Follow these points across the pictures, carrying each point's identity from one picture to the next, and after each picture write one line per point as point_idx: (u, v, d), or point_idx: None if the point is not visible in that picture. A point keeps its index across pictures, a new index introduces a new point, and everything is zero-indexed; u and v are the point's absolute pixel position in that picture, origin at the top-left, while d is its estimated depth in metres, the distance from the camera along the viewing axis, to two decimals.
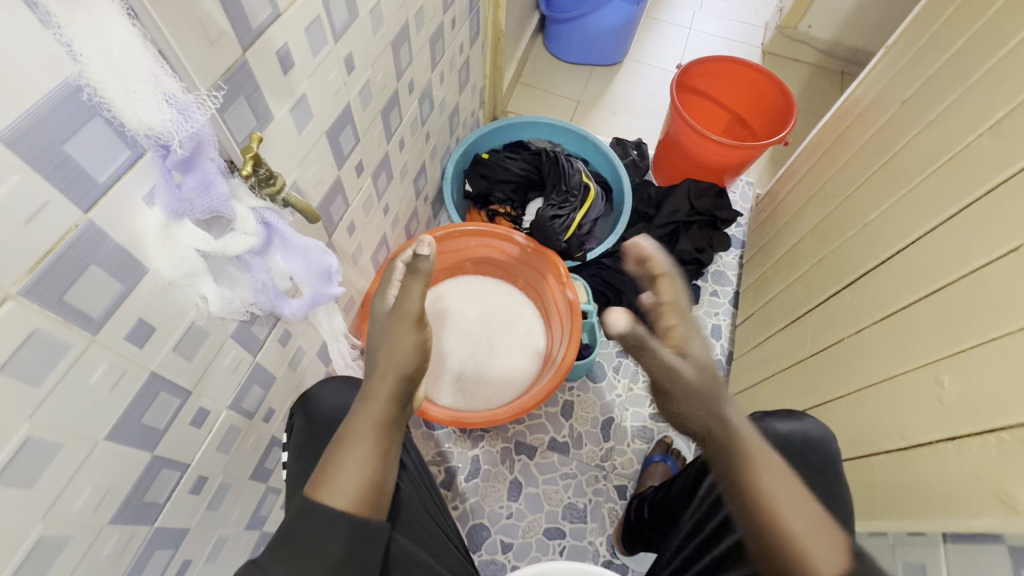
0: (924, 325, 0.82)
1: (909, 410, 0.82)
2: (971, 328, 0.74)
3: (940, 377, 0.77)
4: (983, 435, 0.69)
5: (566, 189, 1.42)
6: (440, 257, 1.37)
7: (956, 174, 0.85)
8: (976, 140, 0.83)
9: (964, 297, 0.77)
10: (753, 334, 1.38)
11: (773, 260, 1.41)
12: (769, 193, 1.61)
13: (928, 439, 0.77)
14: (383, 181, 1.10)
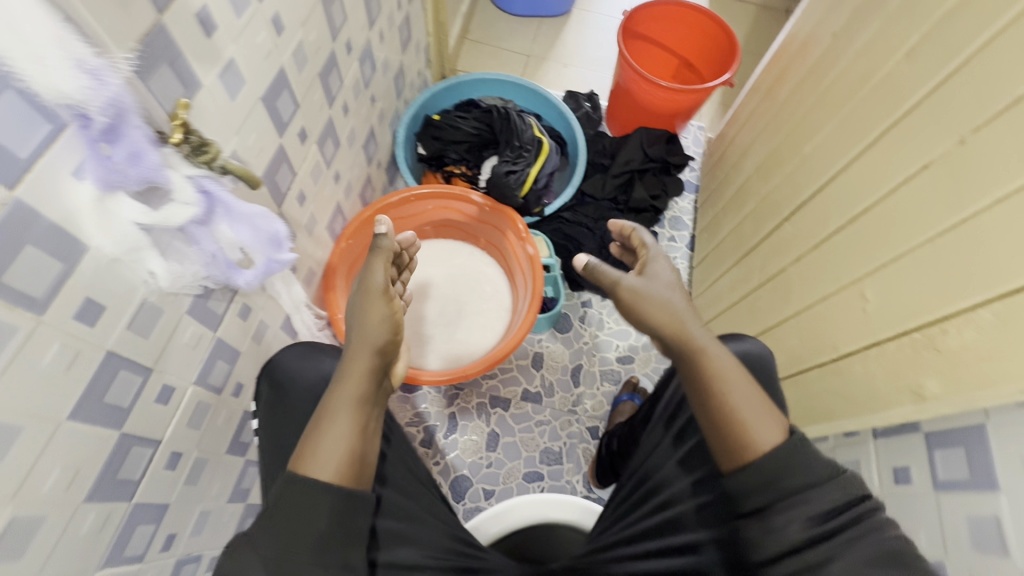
0: (852, 247, 0.88)
1: (840, 325, 0.89)
2: (890, 245, 0.80)
3: (863, 291, 0.84)
4: (897, 339, 0.77)
5: (520, 145, 1.41)
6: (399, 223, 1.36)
7: (877, 100, 0.89)
8: (894, 67, 0.87)
9: (885, 216, 0.82)
10: (708, 273, 1.45)
11: (723, 200, 1.46)
12: (718, 136, 1.65)
13: (857, 347, 0.84)
14: (330, 147, 1.08)
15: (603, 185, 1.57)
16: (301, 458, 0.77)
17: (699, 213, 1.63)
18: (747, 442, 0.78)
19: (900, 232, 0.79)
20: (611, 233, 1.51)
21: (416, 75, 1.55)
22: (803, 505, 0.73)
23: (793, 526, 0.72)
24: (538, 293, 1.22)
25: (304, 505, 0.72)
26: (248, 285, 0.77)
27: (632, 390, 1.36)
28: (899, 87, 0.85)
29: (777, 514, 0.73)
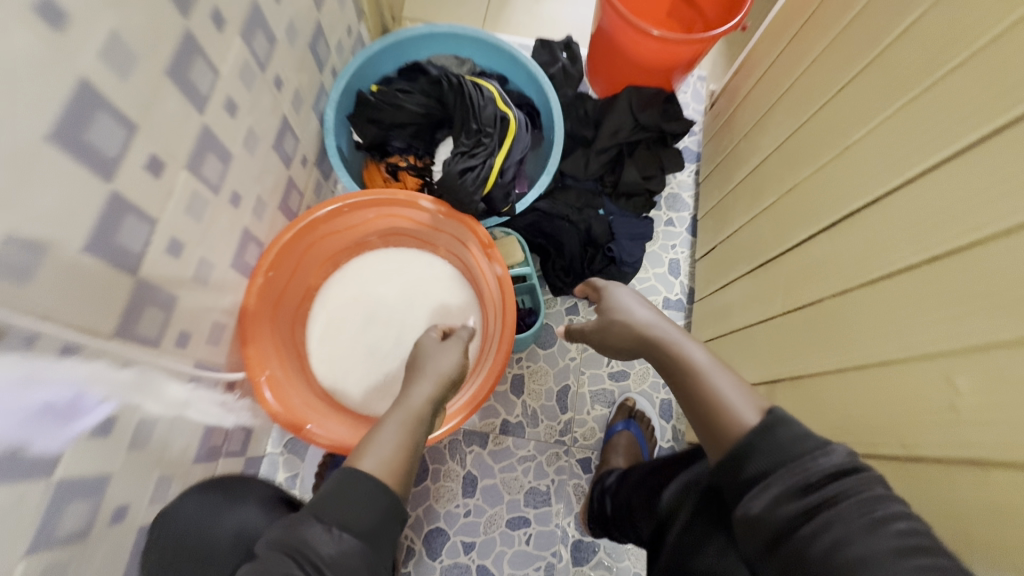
0: (927, 299, 0.62)
1: (905, 408, 0.64)
2: (998, 314, 0.54)
3: (950, 376, 0.58)
4: (1006, 469, 0.51)
5: (477, 128, 1.10)
6: (334, 237, 1.10)
7: (977, 78, 0.60)
8: (1011, 26, 0.57)
9: (986, 267, 0.56)
10: (715, 275, 1.19)
11: (734, 183, 1.17)
12: (727, 92, 1.33)
13: (931, 453, 0.60)
14: (216, 165, 0.79)
15: (586, 164, 1.29)
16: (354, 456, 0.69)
17: (702, 193, 1.35)
18: (723, 427, 0.60)
19: (1007, 302, 0.53)
20: (598, 225, 1.25)
21: (342, 33, 1.21)
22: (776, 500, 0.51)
23: (770, 514, 0.51)
24: (510, 322, 0.99)
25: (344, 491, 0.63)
26: (48, 453, 0.56)
27: (627, 417, 1.19)
28: (1019, 59, 0.55)
29: (744, 502, 0.53)
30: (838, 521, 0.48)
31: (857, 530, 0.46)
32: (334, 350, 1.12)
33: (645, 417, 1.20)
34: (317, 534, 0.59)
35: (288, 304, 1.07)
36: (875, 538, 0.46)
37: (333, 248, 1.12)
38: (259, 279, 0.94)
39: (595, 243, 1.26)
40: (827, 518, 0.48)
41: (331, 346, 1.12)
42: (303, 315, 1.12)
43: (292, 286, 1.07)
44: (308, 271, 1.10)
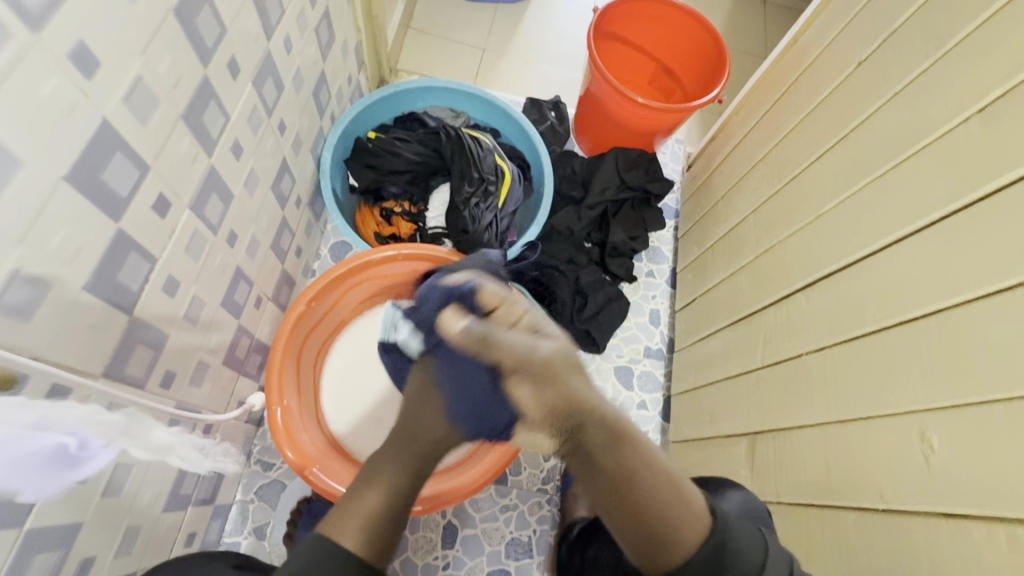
0: (897, 360, 0.66)
1: (884, 462, 0.65)
2: (961, 375, 0.58)
3: (926, 432, 0.61)
4: (977, 517, 0.54)
5: (479, 177, 1.12)
6: (377, 279, 1.10)
7: (940, 167, 0.67)
8: (960, 128, 0.66)
9: (956, 336, 0.60)
10: (693, 327, 1.23)
11: (712, 241, 1.23)
12: (706, 157, 1.42)
13: (913, 509, 0.60)
14: (216, 206, 0.79)
15: (578, 217, 1.34)
16: (331, 521, 0.62)
17: (683, 249, 1.41)
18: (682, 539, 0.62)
19: (968, 366, 0.58)
20: (587, 276, 1.30)
21: (343, 81, 1.25)
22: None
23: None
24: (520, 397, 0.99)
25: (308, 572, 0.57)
26: (44, 496, 0.52)
27: None
28: (978, 157, 0.62)
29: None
30: None
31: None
32: (347, 394, 1.09)
33: None
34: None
35: (318, 334, 1.07)
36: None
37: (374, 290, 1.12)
38: (301, 308, 0.97)
39: (584, 293, 1.29)
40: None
41: (348, 385, 1.09)
42: (327, 347, 1.11)
43: (327, 317, 1.07)
44: (344, 306, 1.10)
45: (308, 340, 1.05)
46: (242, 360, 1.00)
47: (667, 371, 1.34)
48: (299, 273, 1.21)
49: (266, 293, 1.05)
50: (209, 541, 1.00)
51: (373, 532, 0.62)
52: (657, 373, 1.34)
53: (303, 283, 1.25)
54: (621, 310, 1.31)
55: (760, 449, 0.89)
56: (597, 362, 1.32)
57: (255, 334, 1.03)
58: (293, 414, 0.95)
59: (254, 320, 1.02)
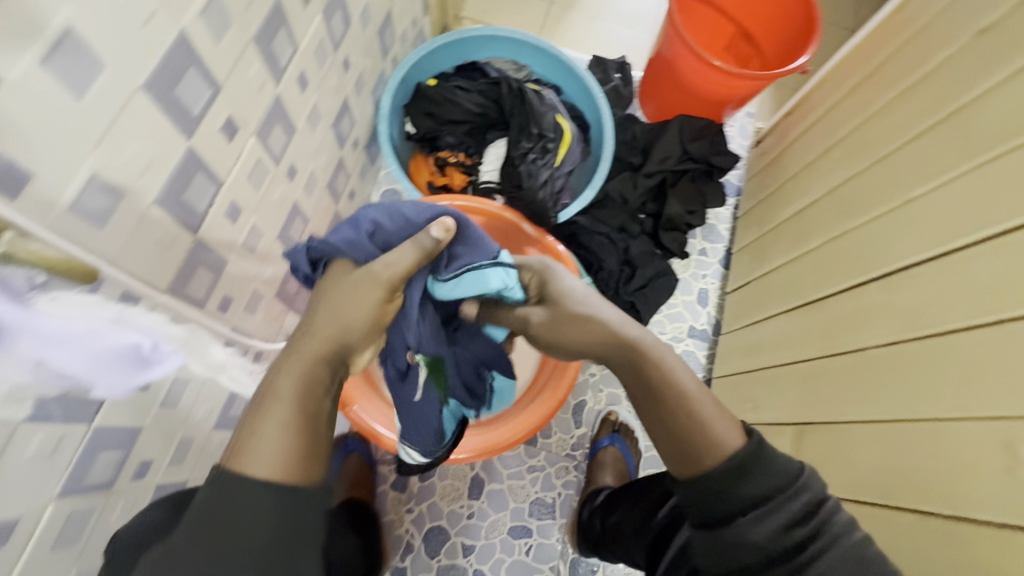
0: (984, 363, 0.61)
1: (954, 468, 0.61)
2: None
3: (1013, 442, 0.56)
4: None
5: (539, 132, 1.08)
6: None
7: None
8: None
9: None
10: (743, 310, 1.17)
11: (776, 222, 1.15)
12: (778, 132, 1.32)
13: (984, 518, 0.56)
14: (279, 137, 0.79)
15: (634, 185, 1.28)
16: (231, 454, 0.53)
17: (741, 228, 1.33)
18: (700, 441, 0.63)
19: None
20: (637, 247, 1.25)
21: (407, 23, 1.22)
22: (764, 494, 0.59)
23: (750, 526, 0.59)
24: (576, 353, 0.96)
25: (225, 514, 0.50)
26: (115, 395, 0.55)
27: (611, 431, 1.18)
28: None
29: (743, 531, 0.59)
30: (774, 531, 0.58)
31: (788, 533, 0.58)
32: None
33: (629, 430, 1.19)
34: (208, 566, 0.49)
35: None
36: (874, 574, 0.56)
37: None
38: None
39: (632, 264, 1.25)
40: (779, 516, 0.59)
41: None
42: None
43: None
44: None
45: None
46: (292, 295, 1.02)
47: (711, 353, 1.30)
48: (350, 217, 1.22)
49: (318, 232, 1.06)
50: None
51: (298, 456, 0.53)
52: (699, 354, 1.30)
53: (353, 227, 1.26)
54: (669, 285, 1.26)
55: (807, 439, 0.85)
56: None
57: (306, 272, 1.05)
58: None
59: None
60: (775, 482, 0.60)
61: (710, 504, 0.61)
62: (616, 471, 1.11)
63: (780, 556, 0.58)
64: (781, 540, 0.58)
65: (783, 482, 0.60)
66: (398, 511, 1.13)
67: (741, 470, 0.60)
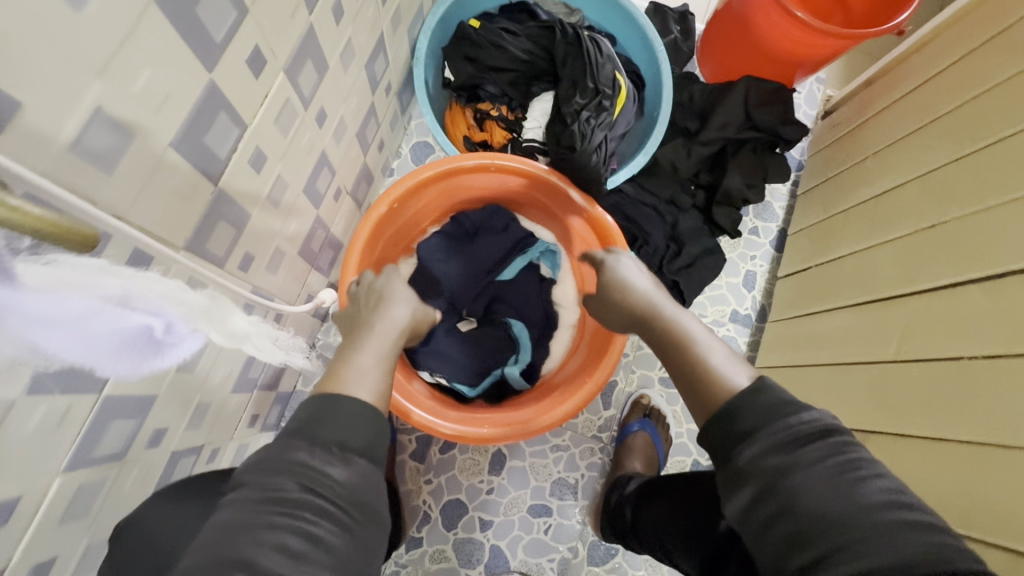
0: None
1: None
2: None
3: None
4: None
5: (594, 87, 0.96)
6: (467, 189, 1.01)
7: None
8: None
9: None
10: (799, 299, 1.08)
11: (848, 206, 1.04)
12: (859, 102, 1.17)
13: None
14: (310, 75, 0.69)
15: (688, 154, 1.16)
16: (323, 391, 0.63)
17: (801, 208, 1.22)
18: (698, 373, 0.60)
19: None
20: (686, 222, 1.16)
21: None
22: (754, 424, 0.51)
23: (745, 455, 0.50)
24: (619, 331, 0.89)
25: (326, 419, 0.57)
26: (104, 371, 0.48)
27: (642, 415, 1.12)
28: None
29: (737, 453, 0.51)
30: (812, 479, 0.46)
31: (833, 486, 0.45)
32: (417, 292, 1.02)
33: (662, 416, 1.13)
34: (285, 495, 0.49)
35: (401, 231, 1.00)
36: (876, 516, 0.43)
37: (462, 201, 1.03)
38: (382, 209, 0.91)
39: (679, 240, 1.15)
40: (793, 453, 0.48)
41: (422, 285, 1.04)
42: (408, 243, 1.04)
43: (411, 222, 1.01)
44: (428, 213, 1.03)
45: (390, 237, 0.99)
46: (316, 253, 0.95)
47: (753, 341, 1.22)
48: (378, 170, 1.12)
49: (346, 186, 0.97)
50: (269, 424, 1.02)
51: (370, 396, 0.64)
52: (741, 340, 1.22)
53: (381, 181, 1.17)
54: (717, 266, 1.16)
55: (870, 449, 0.79)
56: None
57: (330, 228, 0.97)
58: None
59: (331, 213, 0.95)
60: (770, 406, 0.52)
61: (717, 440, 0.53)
62: (646, 458, 1.06)
63: (767, 489, 0.48)
64: (771, 472, 0.48)
65: (779, 410, 0.51)
66: (416, 482, 1.10)
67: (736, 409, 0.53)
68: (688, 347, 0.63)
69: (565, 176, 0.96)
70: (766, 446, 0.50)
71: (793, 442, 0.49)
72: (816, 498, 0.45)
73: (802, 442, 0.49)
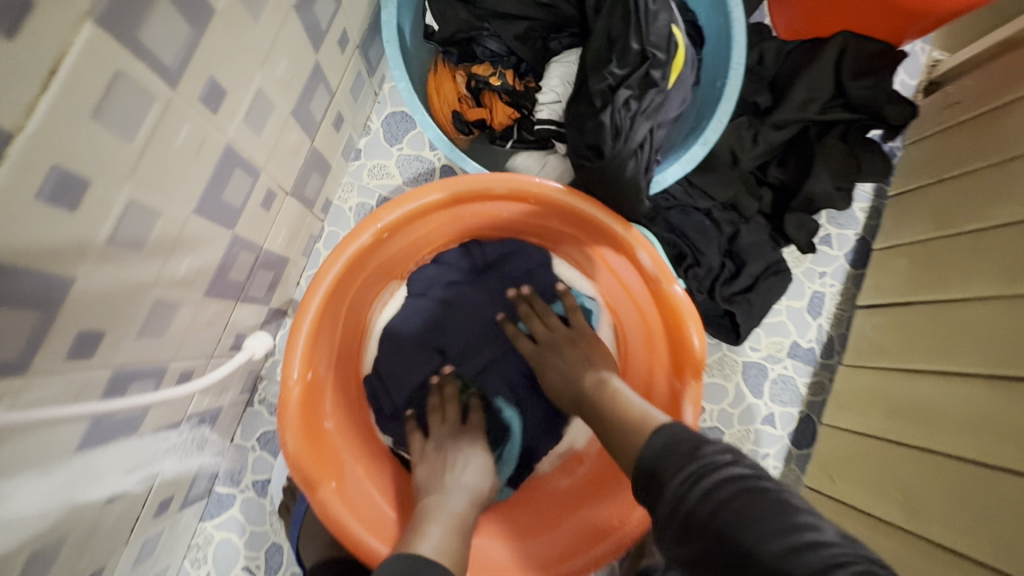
0: None
1: None
2: None
3: None
4: None
5: (640, 50, 0.64)
6: (487, 216, 0.70)
7: None
8: None
9: None
10: (895, 344, 0.82)
11: (980, 227, 0.76)
12: (993, 73, 0.86)
13: None
14: (171, 28, 0.39)
15: (754, 142, 0.87)
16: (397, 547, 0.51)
17: (895, 218, 0.94)
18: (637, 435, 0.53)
19: None
20: (749, 235, 0.88)
21: None
22: (666, 468, 0.46)
23: (667, 498, 0.44)
24: None
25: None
26: None
27: None
28: None
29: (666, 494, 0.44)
30: (726, 507, 0.39)
31: (751, 509, 0.38)
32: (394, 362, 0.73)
33: None
34: None
35: (384, 272, 0.71)
36: (785, 525, 0.36)
37: (474, 230, 0.73)
38: (364, 240, 0.62)
39: (739, 257, 0.88)
40: (698, 483, 0.42)
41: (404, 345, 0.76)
42: (392, 287, 0.75)
43: (399, 257, 0.71)
44: (425, 244, 0.72)
45: (372, 280, 0.70)
46: (241, 283, 0.67)
47: (816, 383, 0.96)
48: (336, 154, 0.82)
49: (282, 185, 0.68)
50: (196, 496, 0.78)
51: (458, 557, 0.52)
52: (800, 381, 0.96)
53: (343, 168, 0.87)
54: (781, 289, 0.89)
55: None
56: (721, 350, 0.96)
57: (262, 245, 0.69)
58: (322, 391, 0.63)
59: (261, 226, 0.67)
60: (678, 445, 0.48)
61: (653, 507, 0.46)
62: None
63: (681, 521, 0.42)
64: (686, 502, 0.42)
65: (686, 442, 0.47)
66: None
67: (654, 471, 0.48)
68: (625, 415, 0.56)
69: (621, 219, 0.65)
70: (682, 487, 0.44)
71: (690, 478, 0.44)
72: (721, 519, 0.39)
73: (705, 470, 0.44)
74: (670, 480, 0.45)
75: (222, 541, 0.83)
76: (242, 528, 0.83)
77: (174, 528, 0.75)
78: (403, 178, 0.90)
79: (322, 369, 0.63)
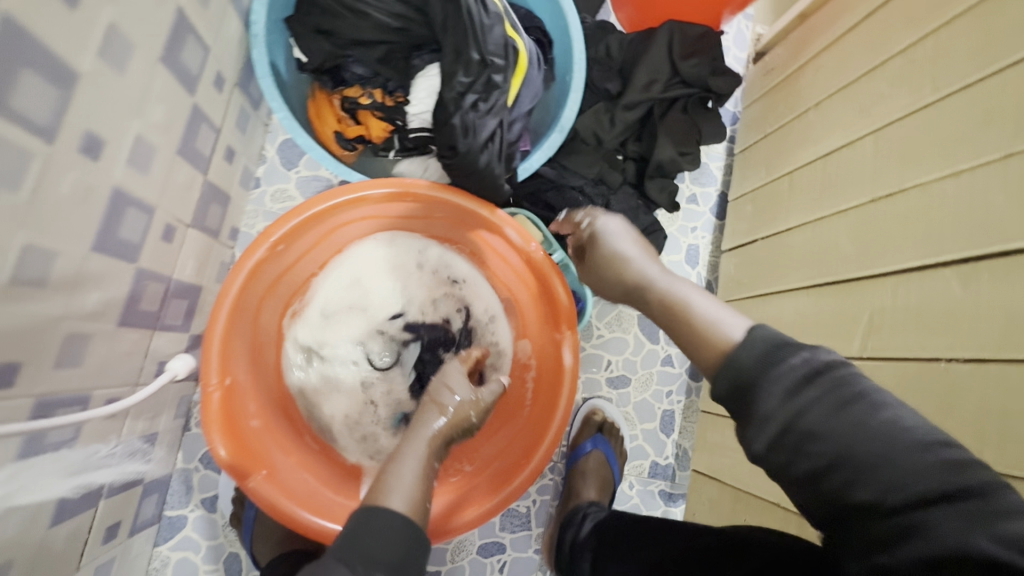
0: None
1: None
2: None
3: None
4: None
5: (481, 59, 0.74)
6: (376, 219, 0.79)
7: None
8: None
9: None
10: (749, 275, 0.97)
11: (795, 167, 0.91)
12: (794, 41, 1.02)
13: None
14: (40, 95, 0.46)
15: (612, 123, 1.00)
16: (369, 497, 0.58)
17: (741, 170, 1.09)
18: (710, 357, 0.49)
19: None
20: (618, 204, 1.01)
21: None
22: (763, 369, 0.44)
23: (766, 392, 0.42)
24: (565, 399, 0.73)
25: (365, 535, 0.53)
26: None
27: (594, 432, 1.00)
28: None
29: (763, 388, 0.43)
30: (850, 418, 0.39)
31: (886, 432, 0.39)
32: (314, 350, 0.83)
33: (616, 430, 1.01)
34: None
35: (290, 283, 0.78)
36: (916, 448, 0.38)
37: None
38: (260, 254, 0.69)
39: None
40: (822, 386, 0.41)
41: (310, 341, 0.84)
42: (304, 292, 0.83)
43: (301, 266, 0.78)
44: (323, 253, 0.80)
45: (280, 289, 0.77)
46: (155, 312, 0.73)
47: None
48: (234, 185, 0.89)
49: (181, 218, 0.74)
50: (145, 521, 0.82)
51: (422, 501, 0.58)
52: None
53: (244, 197, 0.94)
54: (658, 246, 1.02)
55: None
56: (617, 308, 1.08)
57: (171, 275, 0.75)
58: (244, 395, 0.70)
59: (165, 259, 0.73)
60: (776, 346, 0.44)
61: (739, 403, 0.44)
62: (600, 482, 0.94)
63: (785, 425, 0.41)
64: (795, 404, 0.41)
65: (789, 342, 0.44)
66: None
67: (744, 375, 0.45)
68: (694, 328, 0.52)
69: (488, 205, 0.75)
70: (782, 379, 0.42)
71: (817, 378, 0.42)
72: (843, 431, 0.39)
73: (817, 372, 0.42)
74: (801, 370, 0.42)
75: (180, 561, 0.87)
76: (197, 545, 0.88)
77: (127, 554, 0.79)
78: (304, 198, 0.97)
79: (241, 375, 0.70)
